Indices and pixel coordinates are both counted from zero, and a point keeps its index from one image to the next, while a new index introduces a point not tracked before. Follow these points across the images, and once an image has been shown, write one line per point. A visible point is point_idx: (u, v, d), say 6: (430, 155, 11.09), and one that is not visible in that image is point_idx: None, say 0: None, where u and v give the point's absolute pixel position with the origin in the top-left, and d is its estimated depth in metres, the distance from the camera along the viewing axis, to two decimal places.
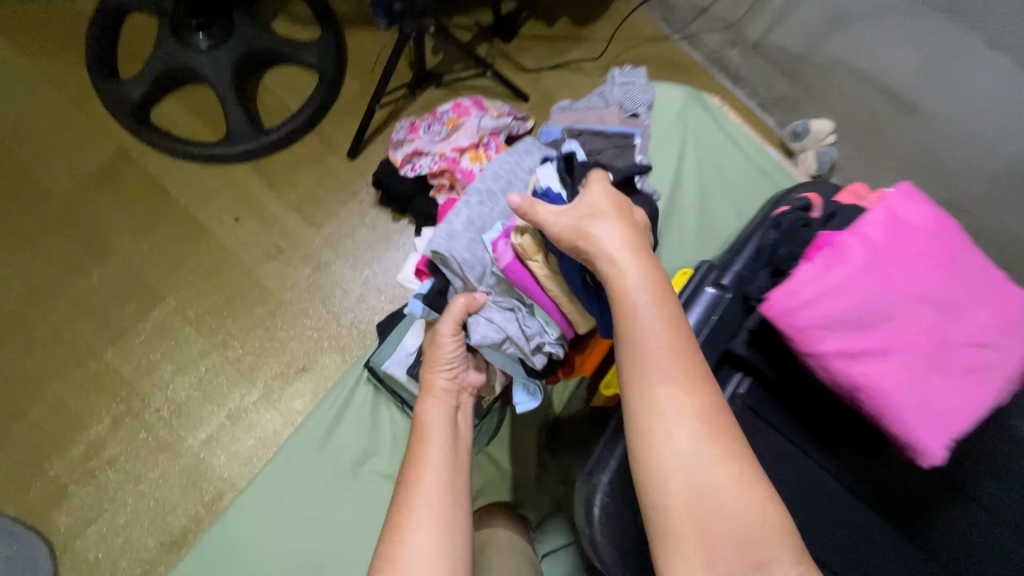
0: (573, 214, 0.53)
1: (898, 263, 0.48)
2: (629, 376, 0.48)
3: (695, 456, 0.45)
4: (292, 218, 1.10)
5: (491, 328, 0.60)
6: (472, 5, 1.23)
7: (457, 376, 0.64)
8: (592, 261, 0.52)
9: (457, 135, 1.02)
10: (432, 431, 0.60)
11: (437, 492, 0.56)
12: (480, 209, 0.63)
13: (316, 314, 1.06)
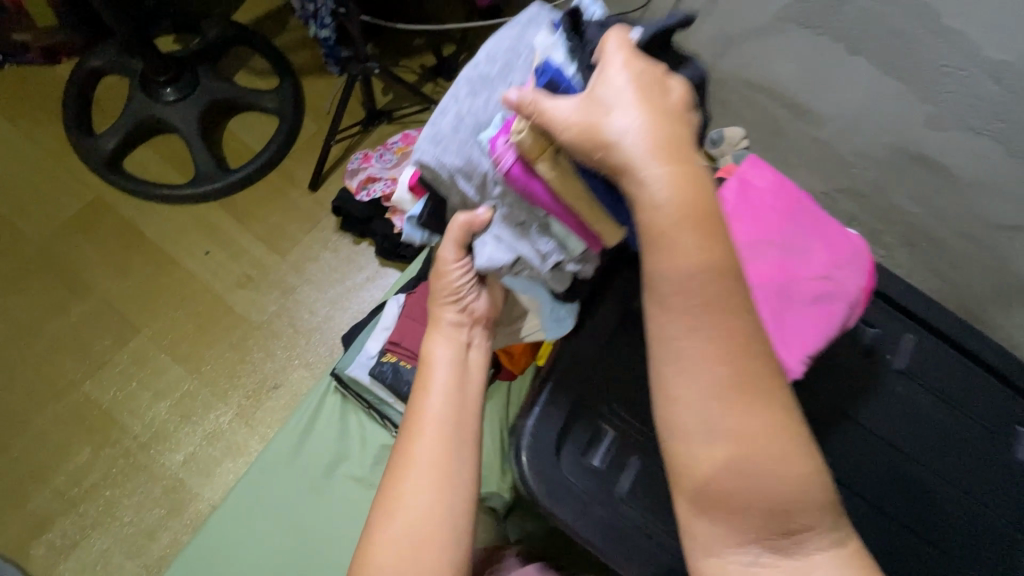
0: (586, 110, 0.42)
1: (749, 217, 0.59)
2: (665, 321, 0.41)
3: (714, 425, 0.40)
4: (260, 248, 1.18)
5: (499, 251, 0.50)
6: (416, 51, 1.37)
7: (464, 307, 0.60)
8: (614, 172, 0.41)
9: (406, 161, 1.13)
10: (435, 376, 0.57)
11: (433, 442, 0.54)
12: (472, 103, 0.50)
13: (286, 335, 1.13)
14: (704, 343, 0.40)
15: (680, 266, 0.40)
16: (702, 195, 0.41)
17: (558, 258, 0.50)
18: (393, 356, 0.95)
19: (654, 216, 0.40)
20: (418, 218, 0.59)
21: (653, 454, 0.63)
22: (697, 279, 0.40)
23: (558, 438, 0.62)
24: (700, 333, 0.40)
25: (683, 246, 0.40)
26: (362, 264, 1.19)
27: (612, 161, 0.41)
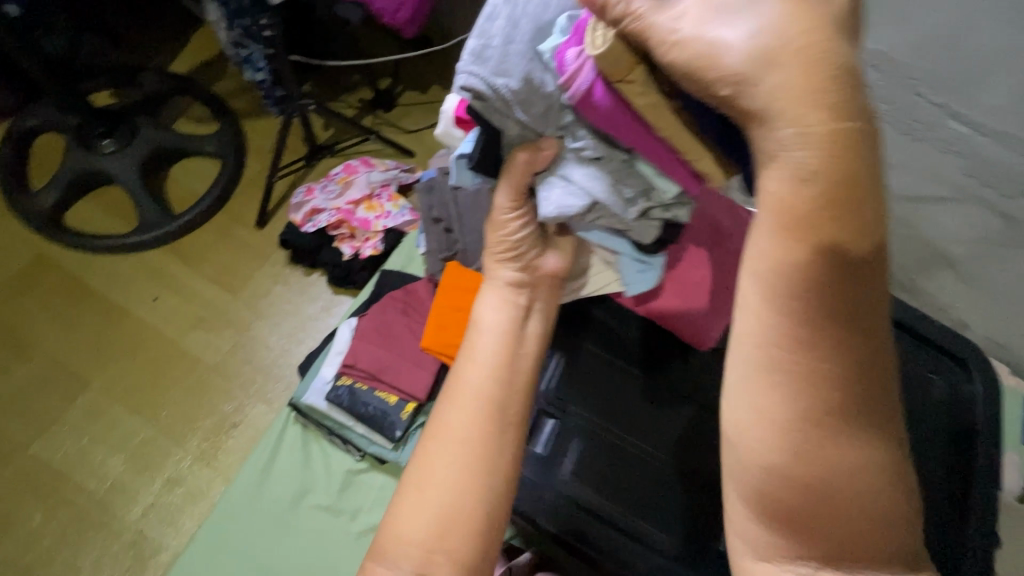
0: (703, 12, 0.32)
1: None
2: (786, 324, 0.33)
3: (784, 436, 0.34)
4: (211, 288, 1.19)
5: (569, 196, 0.47)
6: (354, 86, 1.44)
7: (525, 262, 0.59)
8: (732, 99, 0.33)
9: (350, 190, 1.19)
10: (484, 344, 0.56)
11: (473, 410, 0.52)
12: (529, 10, 0.42)
13: (244, 372, 1.13)
14: (794, 350, 0.33)
15: (782, 245, 0.32)
16: (851, 146, 0.31)
17: (640, 202, 0.48)
18: (348, 379, 0.98)
19: (785, 165, 0.32)
20: (466, 158, 0.50)
21: (591, 435, 0.69)
22: (799, 269, 0.32)
23: None
24: (791, 337, 0.33)
25: (808, 220, 0.31)
26: (315, 294, 1.20)
27: (735, 81, 0.32)
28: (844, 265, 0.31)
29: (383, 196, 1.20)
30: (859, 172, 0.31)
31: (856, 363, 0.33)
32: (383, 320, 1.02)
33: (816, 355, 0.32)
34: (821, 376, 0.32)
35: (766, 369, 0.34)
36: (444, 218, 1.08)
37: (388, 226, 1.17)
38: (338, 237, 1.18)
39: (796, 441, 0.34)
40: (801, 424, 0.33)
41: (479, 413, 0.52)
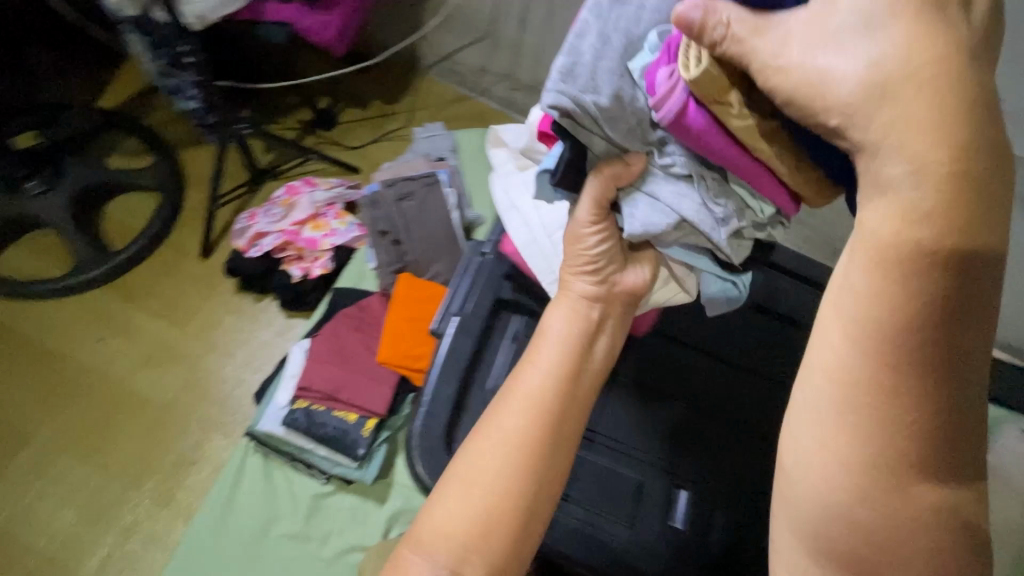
0: (807, 46, 0.35)
1: None
2: (875, 366, 0.34)
3: (834, 451, 0.37)
4: (157, 324, 1.15)
5: (656, 212, 0.47)
6: (292, 108, 1.43)
7: (601, 279, 0.57)
8: (842, 129, 0.35)
9: (294, 212, 1.19)
10: (545, 352, 0.55)
11: (526, 416, 0.52)
12: (620, 24, 0.44)
13: (199, 408, 1.10)
14: (873, 395, 0.34)
15: (872, 283, 0.34)
16: (959, 186, 0.32)
17: (734, 222, 0.47)
18: (304, 402, 0.96)
19: (893, 204, 0.34)
20: (549, 173, 0.50)
21: None
22: (882, 314, 0.34)
23: (448, 434, 0.61)
24: (871, 385, 0.34)
25: (900, 260, 0.33)
26: (268, 320, 1.18)
27: (844, 112, 0.34)
28: (938, 315, 0.33)
29: (329, 213, 1.20)
30: (971, 209, 0.32)
31: (938, 414, 0.34)
32: (337, 339, 1.01)
33: (891, 396, 0.34)
34: (884, 406, 0.34)
35: (830, 388, 0.36)
36: (391, 230, 1.10)
37: (336, 243, 1.16)
38: (286, 259, 1.16)
39: (854, 461, 0.36)
40: (853, 443, 0.36)
41: (533, 420, 0.51)
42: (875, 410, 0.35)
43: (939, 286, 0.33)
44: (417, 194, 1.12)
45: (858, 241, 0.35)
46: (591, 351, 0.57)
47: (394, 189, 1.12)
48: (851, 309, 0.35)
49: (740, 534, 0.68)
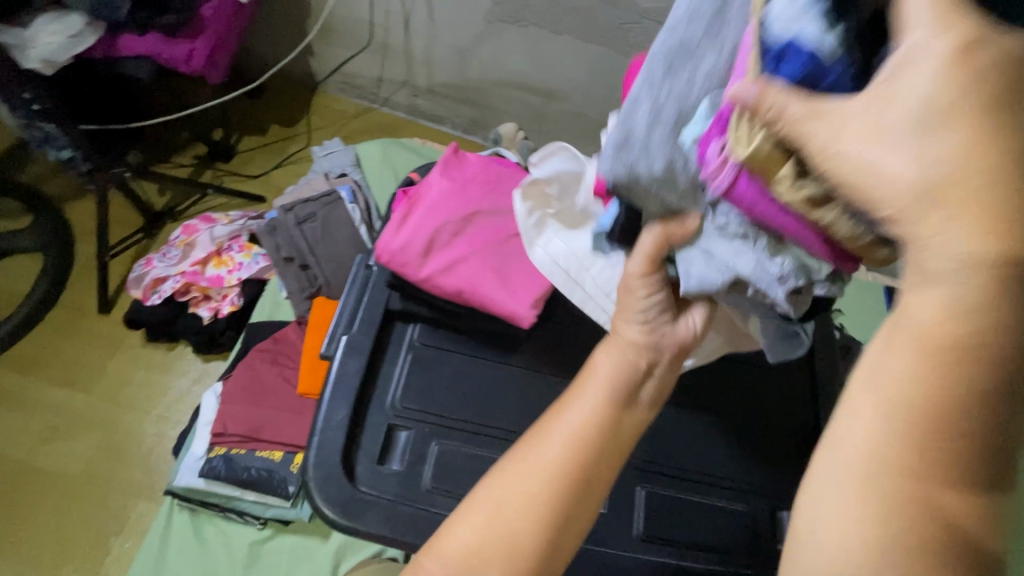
0: (870, 141, 0.27)
1: (468, 195, 0.64)
2: (917, 467, 0.28)
3: (858, 540, 0.29)
4: (60, 392, 1.08)
5: (710, 268, 0.41)
6: (185, 143, 1.37)
7: (652, 326, 0.52)
8: (890, 221, 0.28)
9: (194, 251, 1.12)
10: (588, 389, 0.51)
11: (566, 445, 0.48)
12: (676, 76, 0.37)
13: (118, 474, 1.03)
14: (908, 505, 0.28)
15: (917, 367, 0.28)
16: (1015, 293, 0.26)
17: (797, 281, 0.38)
18: (222, 448, 0.92)
19: (939, 280, 0.27)
20: (606, 232, 0.50)
21: (450, 436, 0.62)
22: (927, 402, 0.27)
23: (346, 459, 0.59)
24: (901, 489, 0.28)
25: (957, 353, 0.27)
26: (182, 368, 1.12)
27: (900, 199, 0.27)
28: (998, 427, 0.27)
29: (234, 247, 1.13)
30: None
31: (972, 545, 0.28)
32: (251, 375, 0.95)
33: (921, 509, 0.28)
34: (931, 486, 0.28)
35: (865, 459, 0.29)
36: (296, 256, 1.06)
37: (242, 277, 1.10)
38: (191, 301, 1.11)
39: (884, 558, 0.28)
40: (883, 530, 0.29)
41: (566, 463, 0.48)
42: (920, 495, 0.28)
43: (997, 385, 0.26)
44: (318, 214, 1.09)
45: (897, 324, 0.29)
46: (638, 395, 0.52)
47: (293, 213, 1.09)
48: (912, 368, 0.28)
49: None
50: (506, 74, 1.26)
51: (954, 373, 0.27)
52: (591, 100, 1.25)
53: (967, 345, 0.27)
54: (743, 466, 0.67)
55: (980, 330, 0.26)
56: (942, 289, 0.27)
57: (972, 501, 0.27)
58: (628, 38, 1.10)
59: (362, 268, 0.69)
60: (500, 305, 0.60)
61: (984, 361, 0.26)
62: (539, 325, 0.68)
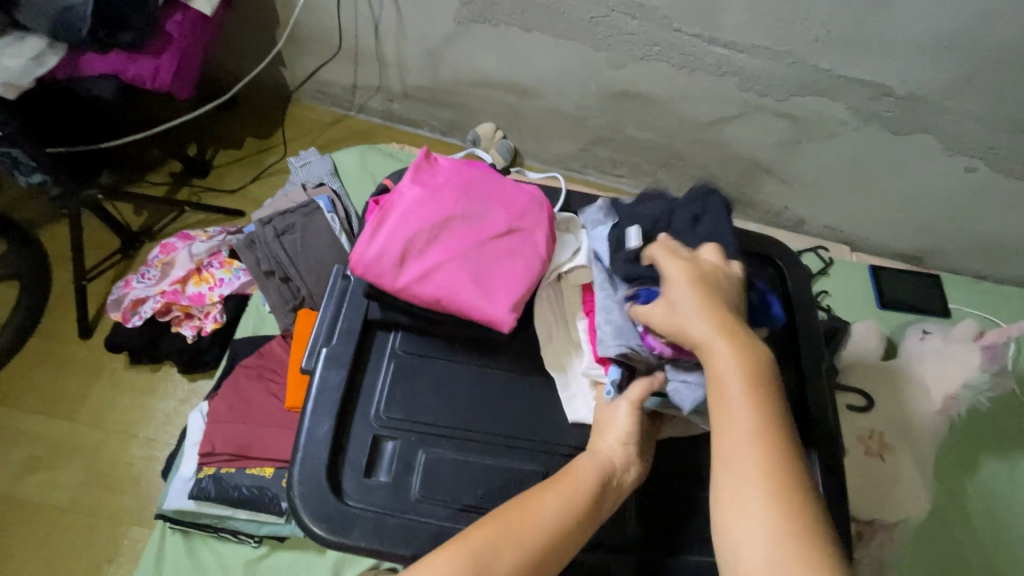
0: (666, 314, 0.52)
1: (440, 200, 0.63)
2: (749, 454, 0.46)
3: (762, 526, 0.44)
4: (43, 421, 1.06)
5: (691, 388, 0.55)
6: (158, 161, 1.34)
7: (628, 444, 0.58)
8: (690, 344, 0.51)
9: (173, 270, 1.10)
10: (568, 488, 0.54)
11: (545, 523, 0.51)
12: (614, 302, 0.60)
13: (107, 501, 1.01)
14: (762, 472, 0.46)
15: (736, 397, 0.48)
16: (756, 355, 0.50)
17: None
18: (211, 468, 0.91)
19: (729, 356, 0.49)
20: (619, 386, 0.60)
21: (437, 443, 0.62)
22: (748, 414, 0.47)
23: (332, 474, 0.59)
24: (755, 466, 0.46)
25: (748, 384, 0.48)
26: (168, 390, 1.10)
27: (688, 331, 0.51)
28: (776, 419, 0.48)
29: (213, 264, 1.11)
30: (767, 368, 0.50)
31: (798, 489, 0.46)
32: (238, 392, 0.94)
33: (767, 475, 0.46)
34: (774, 467, 0.46)
35: (744, 455, 0.46)
36: (276, 268, 1.05)
37: (224, 293, 1.09)
38: (174, 321, 1.09)
39: (781, 528, 0.44)
40: (773, 513, 0.44)
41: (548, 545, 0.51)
42: (775, 478, 0.45)
43: (769, 401, 0.48)
44: (296, 225, 1.08)
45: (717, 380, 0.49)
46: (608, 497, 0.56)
47: (271, 225, 1.07)
48: (732, 402, 0.48)
49: (660, 501, 0.67)
50: (479, 74, 1.26)
51: (752, 393, 0.48)
52: (567, 95, 1.25)
53: (749, 378, 0.49)
54: None
55: (753, 369, 0.49)
56: (727, 351, 0.49)
57: (791, 467, 0.46)
58: (599, 31, 1.10)
59: (339, 280, 0.68)
60: (479, 311, 0.60)
61: (761, 381, 0.49)
62: (520, 326, 0.68)
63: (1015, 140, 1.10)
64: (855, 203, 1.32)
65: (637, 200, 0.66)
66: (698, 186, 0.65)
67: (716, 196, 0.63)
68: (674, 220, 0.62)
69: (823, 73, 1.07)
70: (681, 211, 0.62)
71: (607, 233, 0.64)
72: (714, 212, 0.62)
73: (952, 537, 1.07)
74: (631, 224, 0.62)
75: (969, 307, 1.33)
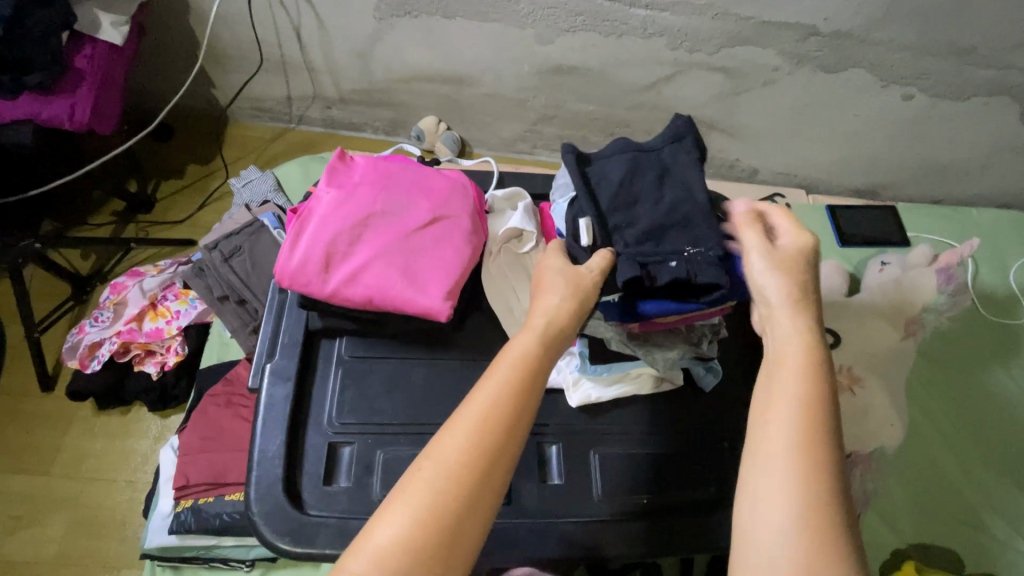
0: (775, 272, 0.54)
1: (358, 200, 0.62)
2: (796, 416, 0.45)
3: (789, 505, 0.42)
4: (18, 479, 1.05)
5: (663, 352, 0.66)
6: (100, 201, 1.31)
7: (571, 271, 0.57)
8: (769, 311, 0.53)
9: (126, 309, 1.08)
10: (535, 321, 0.52)
11: (509, 374, 0.48)
12: None
13: (94, 549, 1.00)
14: (805, 440, 0.44)
15: (798, 365, 0.48)
16: (820, 346, 0.49)
17: (698, 343, 0.67)
18: (188, 500, 0.89)
19: (795, 332, 0.50)
20: (588, 357, 0.68)
21: (395, 442, 0.62)
22: (805, 382, 0.47)
23: (289, 487, 0.58)
24: (795, 433, 0.44)
25: (813, 358, 0.48)
26: (142, 429, 1.10)
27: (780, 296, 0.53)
28: (831, 398, 0.46)
29: (168, 297, 1.10)
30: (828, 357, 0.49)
31: (838, 464, 0.43)
32: (207, 420, 0.93)
33: (806, 440, 0.44)
34: (813, 470, 0.43)
35: (791, 419, 0.45)
36: (230, 293, 1.03)
37: (183, 325, 1.07)
38: (136, 360, 1.07)
39: (804, 522, 0.41)
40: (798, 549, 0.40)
41: (479, 434, 0.44)
42: (812, 474, 0.43)
43: (827, 383, 0.47)
44: (245, 246, 1.06)
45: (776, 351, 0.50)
46: (562, 314, 0.53)
47: (218, 250, 1.04)
48: (787, 400, 0.46)
49: (628, 464, 0.68)
50: (411, 68, 1.24)
51: (806, 415, 0.45)
52: (503, 78, 1.24)
53: (805, 395, 0.46)
54: (681, 411, 0.71)
55: (815, 351, 0.49)
56: (794, 328, 0.50)
57: (838, 445, 0.45)
58: (521, 9, 1.09)
59: (277, 301, 0.68)
60: (415, 305, 0.59)
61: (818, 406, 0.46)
62: (463, 317, 0.68)
63: (944, 62, 1.11)
64: (801, 147, 1.33)
65: (603, 157, 0.66)
66: (669, 137, 0.66)
67: (688, 140, 0.65)
68: (646, 175, 0.64)
69: (748, 21, 1.07)
70: (648, 170, 0.64)
71: (571, 209, 0.65)
72: (681, 160, 0.65)
73: (934, 458, 1.09)
74: (585, 211, 0.62)
75: (928, 232, 1.34)
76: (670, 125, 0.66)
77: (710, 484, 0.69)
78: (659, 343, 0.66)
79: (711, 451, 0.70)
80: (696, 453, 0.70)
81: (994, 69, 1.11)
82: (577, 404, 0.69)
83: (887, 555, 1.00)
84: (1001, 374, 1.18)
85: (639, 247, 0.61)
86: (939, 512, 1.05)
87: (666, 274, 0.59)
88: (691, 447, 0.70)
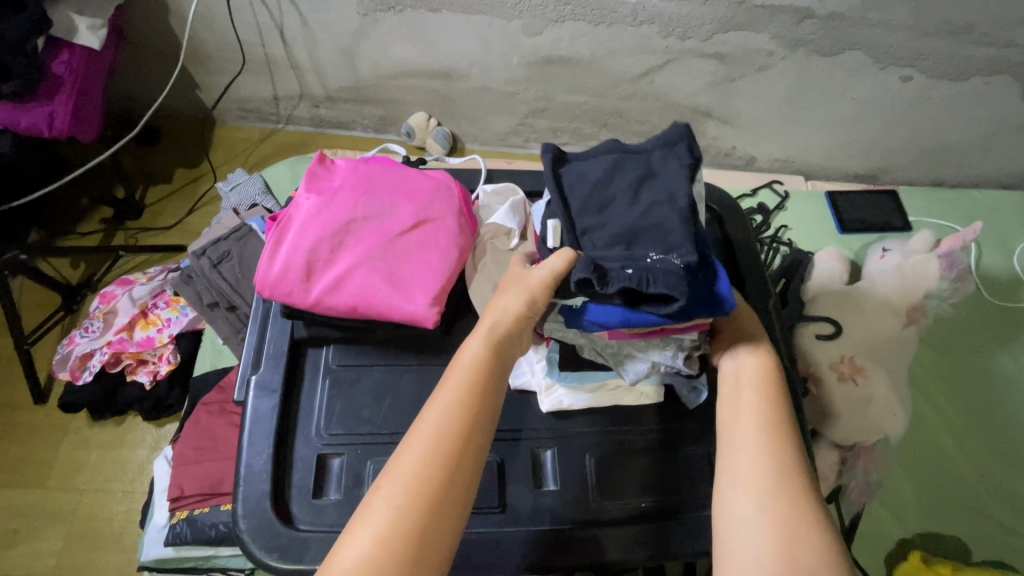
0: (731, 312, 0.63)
1: (338, 205, 0.60)
2: (756, 406, 0.54)
3: (760, 472, 0.49)
4: (14, 492, 1.04)
5: (637, 363, 0.62)
6: (87, 209, 1.30)
7: (519, 273, 0.58)
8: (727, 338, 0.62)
9: (116, 318, 1.06)
10: (482, 326, 0.54)
11: (461, 382, 0.49)
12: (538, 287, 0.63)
13: (92, 561, 1.00)
14: (770, 424, 0.52)
15: (752, 367, 0.58)
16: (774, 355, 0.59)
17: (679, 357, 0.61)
18: (183, 511, 0.88)
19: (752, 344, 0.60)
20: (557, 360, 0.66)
21: (384, 452, 0.60)
22: (762, 381, 0.56)
23: (278, 501, 0.57)
24: (761, 418, 0.53)
25: (767, 365, 0.58)
26: (137, 439, 1.09)
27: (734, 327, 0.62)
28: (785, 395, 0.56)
29: (159, 305, 1.08)
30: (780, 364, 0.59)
31: (798, 445, 0.52)
32: (200, 429, 0.92)
33: (771, 424, 0.52)
34: (777, 446, 0.50)
35: (755, 406, 0.54)
36: (220, 299, 1.01)
37: (174, 333, 1.06)
38: (128, 369, 1.06)
39: (773, 486, 0.48)
40: (774, 526, 0.46)
41: (436, 446, 0.45)
42: (778, 448, 0.50)
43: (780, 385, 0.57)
44: (232, 250, 1.04)
45: (736, 361, 0.59)
46: (508, 316, 0.54)
47: (206, 256, 1.03)
48: (750, 394, 0.55)
49: (624, 466, 0.67)
50: (398, 64, 1.21)
51: (769, 415, 0.53)
52: (492, 71, 1.21)
53: (767, 402, 0.54)
54: (676, 410, 0.70)
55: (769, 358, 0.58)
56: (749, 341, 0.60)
57: (795, 431, 0.53)
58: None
59: (262, 312, 0.66)
60: (400, 311, 0.58)
61: (779, 410, 0.54)
62: (450, 322, 0.66)
63: (940, 42, 1.08)
64: (799, 133, 1.31)
65: (586, 158, 0.63)
66: (658, 143, 0.61)
67: (679, 145, 0.60)
68: (626, 179, 0.59)
69: (740, 5, 1.04)
70: (631, 170, 0.60)
71: (546, 208, 0.63)
72: (669, 165, 0.59)
73: (937, 446, 1.08)
74: (558, 211, 0.61)
75: (929, 216, 1.32)
76: (662, 131, 0.61)
77: (708, 483, 0.67)
78: (632, 354, 0.62)
79: (710, 450, 0.69)
80: (694, 453, 0.68)
81: (994, 47, 1.08)
82: (548, 410, 0.68)
83: (892, 547, 0.99)
84: (1004, 357, 1.16)
85: (606, 250, 0.57)
86: (944, 501, 1.03)
87: (619, 281, 0.54)
88: (688, 447, 0.68)
